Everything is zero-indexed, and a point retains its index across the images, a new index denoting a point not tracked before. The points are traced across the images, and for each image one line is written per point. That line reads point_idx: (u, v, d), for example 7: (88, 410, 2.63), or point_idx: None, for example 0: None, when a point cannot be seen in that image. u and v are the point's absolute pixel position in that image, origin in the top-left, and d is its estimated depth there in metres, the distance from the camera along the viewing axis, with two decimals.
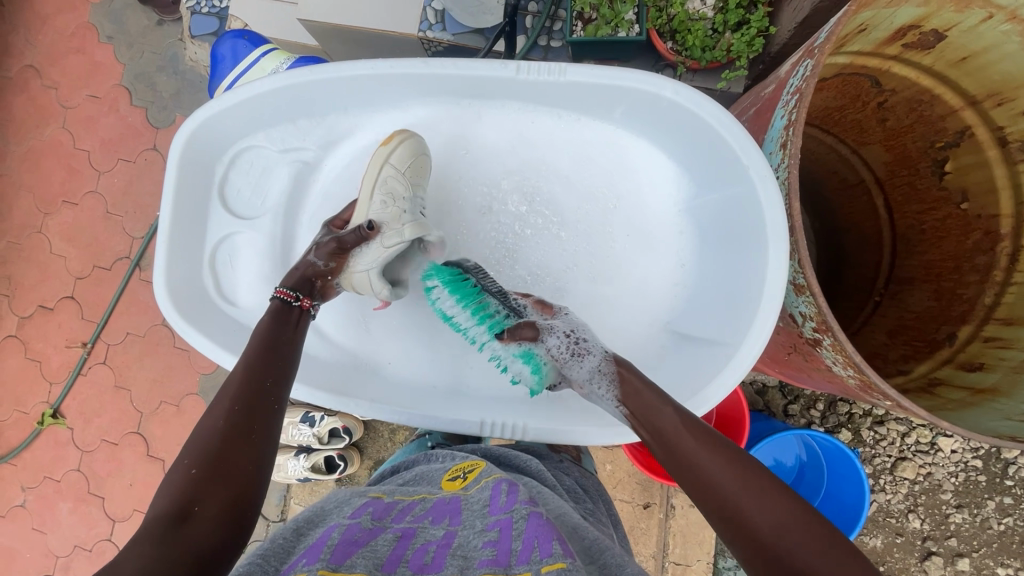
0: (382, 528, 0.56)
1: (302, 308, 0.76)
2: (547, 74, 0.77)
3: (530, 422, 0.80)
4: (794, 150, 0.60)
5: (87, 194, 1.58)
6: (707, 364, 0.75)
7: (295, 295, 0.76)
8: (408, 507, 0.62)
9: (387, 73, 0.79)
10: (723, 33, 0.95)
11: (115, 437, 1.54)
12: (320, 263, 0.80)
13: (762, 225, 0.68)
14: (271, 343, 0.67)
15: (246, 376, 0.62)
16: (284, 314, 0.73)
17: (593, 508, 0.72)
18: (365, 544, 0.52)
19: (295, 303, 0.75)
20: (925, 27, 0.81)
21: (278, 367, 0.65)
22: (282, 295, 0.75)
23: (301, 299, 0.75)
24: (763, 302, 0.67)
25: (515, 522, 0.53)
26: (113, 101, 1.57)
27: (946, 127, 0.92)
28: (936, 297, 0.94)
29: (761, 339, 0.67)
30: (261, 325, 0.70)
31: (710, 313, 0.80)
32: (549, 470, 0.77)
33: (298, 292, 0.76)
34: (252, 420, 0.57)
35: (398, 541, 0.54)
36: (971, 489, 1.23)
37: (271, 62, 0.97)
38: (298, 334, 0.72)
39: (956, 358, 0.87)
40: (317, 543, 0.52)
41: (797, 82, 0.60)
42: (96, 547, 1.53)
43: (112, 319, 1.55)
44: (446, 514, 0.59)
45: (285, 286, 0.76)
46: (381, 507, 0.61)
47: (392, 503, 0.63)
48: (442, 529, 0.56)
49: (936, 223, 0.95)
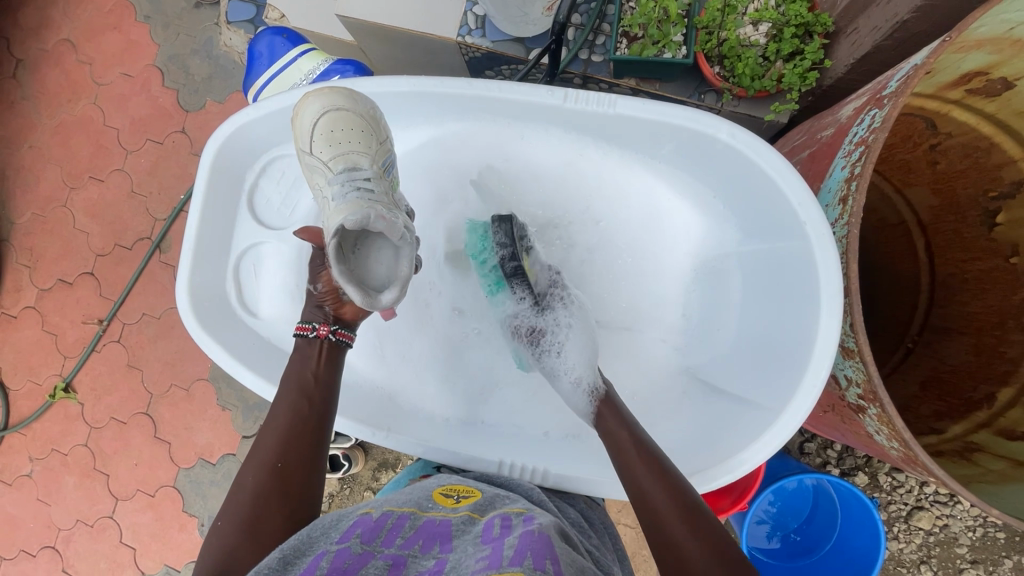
0: (372, 553, 0.53)
1: (320, 337, 0.77)
2: (595, 103, 0.74)
3: (552, 467, 0.77)
4: (855, 208, 0.57)
5: (114, 172, 1.58)
6: (744, 421, 0.73)
7: (311, 328, 0.77)
8: (397, 525, 0.59)
9: (430, 90, 0.76)
10: (774, 62, 0.91)
11: (124, 416, 1.55)
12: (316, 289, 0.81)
13: (815, 287, 0.65)
14: (301, 390, 0.72)
15: (280, 434, 0.68)
16: (308, 354, 0.77)
17: (600, 544, 0.65)
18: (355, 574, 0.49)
19: (313, 334, 0.77)
20: (993, 75, 0.76)
21: (306, 420, 0.70)
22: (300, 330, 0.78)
23: (317, 329, 0.77)
24: (811, 366, 0.65)
25: (507, 542, 0.51)
26: (145, 81, 1.57)
27: (1001, 177, 0.88)
28: (975, 352, 0.90)
29: (806, 403, 0.65)
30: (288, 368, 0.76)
31: (748, 366, 0.77)
32: (554, 502, 0.72)
33: (314, 323, 0.78)
34: (285, 485, 0.64)
35: (388, 570, 0.50)
36: (988, 545, 1.19)
37: (308, 63, 0.95)
38: (326, 374, 0.76)
39: (994, 423, 0.83)
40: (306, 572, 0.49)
41: (863, 134, 0.57)
42: (97, 523, 1.54)
43: (129, 299, 1.55)
44: (436, 540, 0.56)
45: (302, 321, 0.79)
46: (369, 526, 0.57)
47: (382, 517, 0.60)
48: (433, 557, 0.53)
49: (980, 274, 0.91)
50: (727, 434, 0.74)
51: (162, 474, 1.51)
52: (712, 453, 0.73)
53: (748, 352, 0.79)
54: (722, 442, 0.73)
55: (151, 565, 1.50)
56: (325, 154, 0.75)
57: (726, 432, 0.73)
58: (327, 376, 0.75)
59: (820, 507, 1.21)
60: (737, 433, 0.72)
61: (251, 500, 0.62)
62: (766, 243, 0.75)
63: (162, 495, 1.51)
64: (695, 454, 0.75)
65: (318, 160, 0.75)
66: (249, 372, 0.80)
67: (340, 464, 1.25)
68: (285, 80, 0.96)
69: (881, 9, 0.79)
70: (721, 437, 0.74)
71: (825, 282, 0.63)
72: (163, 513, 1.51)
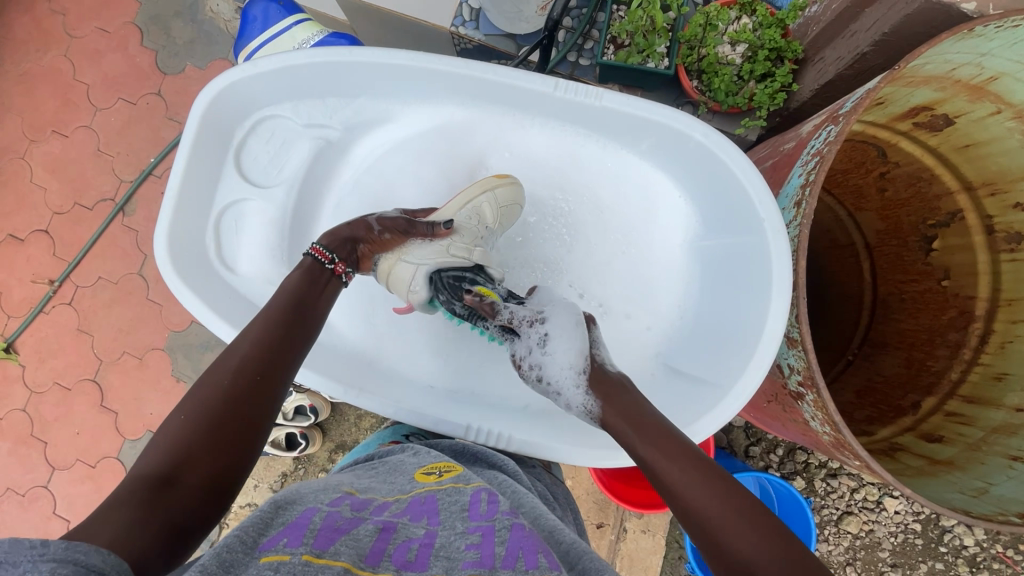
0: (362, 519, 0.54)
1: (335, 272, 0.75)
2: (582, 95, 0.78)
3: (516, 432, 0.81)
4: (808, 209, 0.63)
5: (80, 129, 1.53)
6: (695, 401, 0.78)
7: (329, 257, 0.75)
8: (384, 502, 0.60)
9: (429, 66, 0.79)
10: (747, 81, 0.99)
11: (69, 381, 1.48)
12: (376, 231, 0.81)
13: (769, 277, 0.70)
14: (293, 307, 0.68)
15: (259, 338, 0.63)
16: (312, 278, 0.73)
17: (563, 515, 0.69)
18: (347, 532, 0.50)
19: (329, 265, 0.75)
20: (937, 111, 0.85)
21: (291, 333, 0.66)
22: (317, 253, 0.74)
23: (336, 263, 0.75)
24: (758, 351, 0.70)
25: (498, 530, 0.52)
26: (122, 38, 1.53)
27: (939, 208, 0.96)
28: (906, 365, 0.97)
29: (750, 385, 0.70)
30: (288, 280, 0.72)
31: (706, 354, 0.82)
32: (524, 474, 0.75)
33: (333, 255, 0.75)
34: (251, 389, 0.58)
35: (379, 533, 0.52)
36: (907, 550, 1.28)
37: (302, 32, 0.96)
38: (321, 301, 0.72)
39: (918, 427, 0.90)
40: (298, 523, 0.49)
41: (819, 144, 0.63)
42: (30, 492, 1.47)
43: (85, 260, 1.49)
44: (423, 514, 0.57)
45: (321, 245, 0.76)
46: (358, 499, 0.58)
47: (367, 496, 0.60)
48: (421, 528, 0.54)
49: (916, 295, 0.99)
50: (676, 413, 0.79)
51: (106, 444, 1.46)
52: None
53: (703, 339, 0.84)
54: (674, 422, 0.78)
55: None
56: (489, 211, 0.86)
57: (679, 413, 0.78)
58: (318, 305, 0.71)
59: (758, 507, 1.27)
60: (689, 414, 0.76)
61: (219, 393, 0.57)
62: (727, 237, 0.81)
63: (103, 466, 1.45)
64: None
65: (478, 208, 0.86)
66: (225, 328, 0.80)
67: (298, 443, 1.24)
68: (278, 47, 0.96)
69: (845, 41, 0.86)
70: (671, 415, 0.79)
71: (777, 276, 0.69)
72: (103, 484, 1.45)
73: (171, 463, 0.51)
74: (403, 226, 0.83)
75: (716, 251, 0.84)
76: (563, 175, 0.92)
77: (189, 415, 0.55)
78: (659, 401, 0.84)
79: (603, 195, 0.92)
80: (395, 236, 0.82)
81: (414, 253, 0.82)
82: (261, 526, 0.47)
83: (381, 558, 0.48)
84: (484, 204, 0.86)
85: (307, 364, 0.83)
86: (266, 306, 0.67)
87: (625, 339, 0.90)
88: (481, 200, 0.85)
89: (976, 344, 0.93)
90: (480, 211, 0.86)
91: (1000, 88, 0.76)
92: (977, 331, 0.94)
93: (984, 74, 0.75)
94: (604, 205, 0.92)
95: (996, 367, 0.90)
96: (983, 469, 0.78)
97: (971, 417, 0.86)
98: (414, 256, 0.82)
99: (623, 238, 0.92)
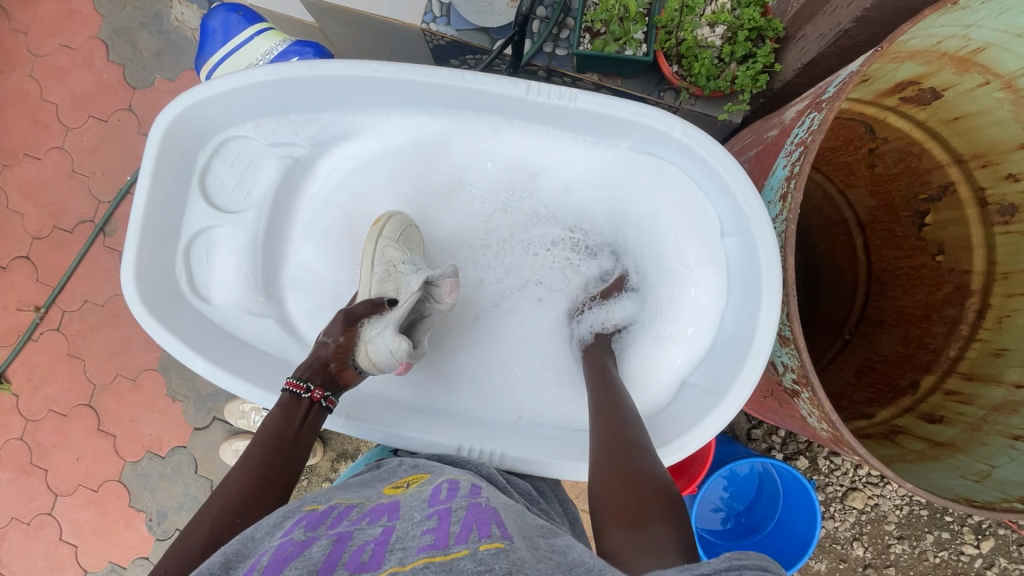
0: (317, 537, 0.52)
1: (313, 400, 0.76)
2: (556, 97, 0.75)
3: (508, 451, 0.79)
4: (794, 203, 0.61)
5: (52, 150, 1.49)
6: (691, 407, 0.76)
7: (305, 386, 0.76)
8: (344, 511, 0.58)
9: (393, 77, 0.76)
10: (728, 64, 0.95)
11: (63, 408, 1.47)
12: (331, 343, 0.80)
13: (759, 276, 0.68)
14: (279, 441, 0.70)
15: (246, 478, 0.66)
16: (291, 411, 0.74)
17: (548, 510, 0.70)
18: (298, 557, 0.48)
19: (306, 395, 0.76)
20: (924, 85, 0.82)
21: (275, 471, 0.68)
22: (293, 387, 0.76)
23: (311, 390, 0.76)
24: (751, 353, 0.68)
25: (454, 511, 0.52)
26: (88, 53, 1.48)
27: (931, 181, 0.94)
28: (903, 343, 0.96)
29: (745, 388, 0.69)
30: (268, 419, 0.73)
31: (699, 356, 0.80)
32: (510, 480, 0.75)
33: (309, 382, 0.77)
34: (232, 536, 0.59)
35: (333, 545, 0.50)
36: (913, 522, 1.29)
37: (265, 43, 0.93)
38: (302, 434, 0.73)
39: (917, 407, 0.89)
40: (246, 570, 0.47)
41: (803, 134, 0.60)
42: (35, 520, 1.46)
43: (68, 285, 1.46)
44: (384, 514, 0.56)
45: (296, 376, 0.77)
46: (314, 516, 0.56)
47: (328, 508, 0.58)
48: (380, 527, 0.54)
49: (911, 270, 0.97)
50: (674, 420, 0.77)
51: (106, 468, 1.45)
52: (658, 436, 0.76)
53: (699, 343, 0.82)
54: (666, 429, 0.76)
55: (94, 562, 1.44)
56: (393, 252, 0.88)
57: (673, 419, 0.77)
58: (300, 435, 0.73)
59: (764, 491, 1.27)
60: (683, 420, 0.75)
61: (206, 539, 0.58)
62: (712, 236, 0.79)
63: (106, 490, 1.44)
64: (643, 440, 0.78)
65: (388, 260, 0.87)
66: (200, 359, 0.79)
67: None
68: (241, 60, 0.93)
69: (826, 18, 0.83)
70: (666, 424, 0.77)
71: (766, 276, 0.67)
72: (107, 508, 1.44)
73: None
74: (346, 322, 0.81)
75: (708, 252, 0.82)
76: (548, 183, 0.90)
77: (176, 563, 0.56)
78: (656, 407, 0.82)
79: (592, 202, 0.89)
80: (349, 333, 0.81)
81: (370, 334, 0.80)
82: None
83: (334, 568, 0.46)
84: (388, 249, 0.87)
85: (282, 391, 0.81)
86: (253, 443, 0.70)
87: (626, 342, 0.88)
88: (382, 246, 0.87)
89: (973, 319, 0.92)
90: (390, 257, 0.88)
91: (988, 59, 0.74)
92: (974, 306, 0.92)
93: (970, 46, 0.72)
94: (583, 210, 0.90)
95: (995, 342, 0.88)
96: (985, 450, 0.77)
97: (970, 395, 0.86)
98: (370, 331, 0.81)
99: None
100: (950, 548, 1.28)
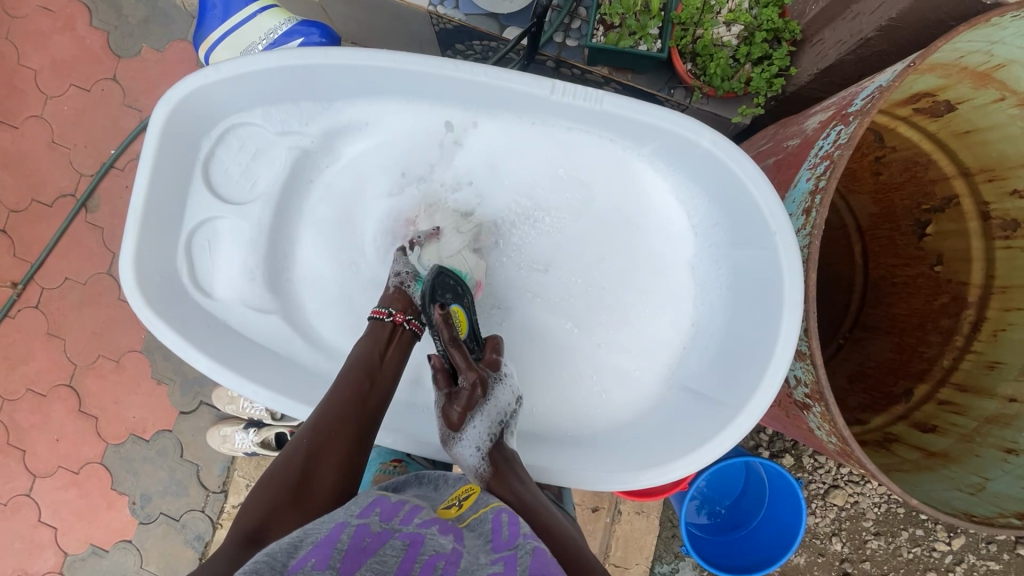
0: (391, 532, 0.53)
1: (395, 323, 0.78)
2: (581, 97, 0.74)
3: None
4: (819, 218, 0.62)
5: (30, 119, 1.41)
6: (705, 420, 0.76)
7: (387, 312, 0.78)
8: (413, 510, 0.59)
9: (411, 68, 0.74)
10: (743, 64, 0.94)
11: (42, 387, 1.42)
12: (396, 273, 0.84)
13: (781, 290, 0.69)
14: (367, 368, 0.73)
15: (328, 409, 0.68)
16: (378, 338, 0.77)
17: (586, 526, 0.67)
18: (374, 552, 0.49)
19: (388, 319, 0.78)
20: (939, 97, 0.82)
21: (357, 398, 0.70)
22: (376, 313, 0.78)
23: (393, 314, 0.78)
24: (770, 368, 0.69)
25: (520, 557, 0.50)
26: (70, 17, 1.40)
27: (935, 192, 0.94)
28: (897, 350, 0.97)
29: (763, 403, 0.70)
30: (355, 348, 0.76)
31: (716, 369, 0.80)
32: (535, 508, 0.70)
33: (390, 308, 0.79)
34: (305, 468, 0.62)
35: (406, 549, 0.51)
36: (890, 519, 1.32)
37: (269, 21, 0.88)
38: (386, 359, 0.76)
39: (911, 416, 0.90)
40: (326, 539, 0.49)
41: (829, 148, 0.62)
42: (12, 501, 1.42)
43: (49, 260, 1.41)
44: (450, 531, 0.56)
45: (380, 305, 0.80)
46: (387, 507, 0.58)
47: (398, 503, 0.60)
48: (449, 542, 0.54)
49: (908, 279, 0.98)
50: (685, 433, 0.77)
51: (88, 449, 1.41)
52: (672, 450, 0.76)
53: (714, 354, 0.81)
54: (679, 442, 0.77)
55: (74, 545, 1.41)
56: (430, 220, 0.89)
57: (690, 431, 0.77)
58: (385, 358, 0.76)
59: (748, 488, 1.30)
60: (700, 432, 0.75)
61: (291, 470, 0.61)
62: (737, 248, 0.78)
63: (87, 472, 1.41)
64: (657, 451, 0.78)
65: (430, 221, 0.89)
66: (201, 356, 0.77)
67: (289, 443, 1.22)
68: (243, 39, 0.89)
69: (846, 23, 0.83)
70: (679, 436, 0.77)
71: (788, 291, 0.67)
72: (88, 490, 1.41)
73: (254, 522, 0.56)
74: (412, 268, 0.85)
75: (726, 262, 0.81)
76: (558, 186, 0.87)
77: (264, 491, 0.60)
78: (668, 420, 0.81)
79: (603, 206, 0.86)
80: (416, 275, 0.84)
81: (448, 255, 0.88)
82: (289, 549, 0.47)
83: None
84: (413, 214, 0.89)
85: (284, 391, 0.80)
86: (342, 368, 0.73)
87: (636, 362, 0.85)
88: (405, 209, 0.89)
89: (968, 331, 0.93)
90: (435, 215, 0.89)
91: (1006, 75, 0.73)
92: (969, 318, 0.94)
93: (992, 61, 0.72)
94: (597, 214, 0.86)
95: (989, 355, 0.90)
96: (978, 462, 0.80)
97: (963, 406, 0.88)
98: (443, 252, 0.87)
99: (622, 250, 0.86)
100: (922, 544, 1.33)
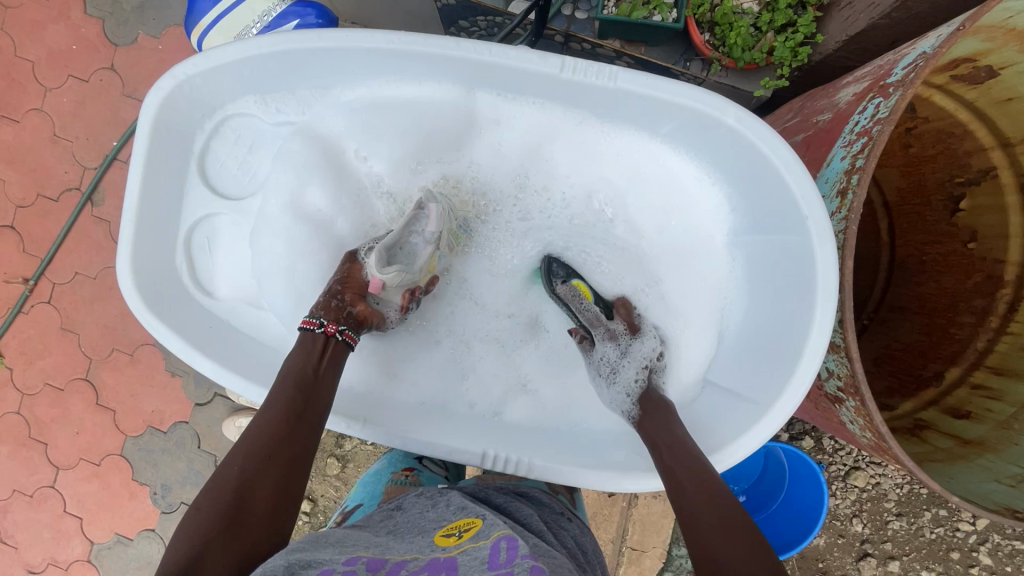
0: None
1: (327, 334, 0.73)
2: (595, 75, 0.69)
3: (537, 460, 0.75)
4: (857, 199, 0.58)
5: (31, 112, 1.39)
6: (732, 416, 0.74)
7: (318, 323, 0.74)
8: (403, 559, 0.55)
9: (413, 48, 0.69)
10: (765, 33, 0.88)
11: (60, 382, 1.43)
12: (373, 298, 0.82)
13: (814, 278, 0.65)
14: (302, 383, 0.68)
15: (265, 432, 0.63)
16: (308, 350, 0.72)
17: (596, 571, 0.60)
18: None
19: (320, 330, 0.73)
20: (980, 62, 0.76)
21: (293, 417, 0.65)
22: (306, 323, 0.73)
23: (325, 325, 0.73)
24: (802, 361, 0.66)
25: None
26: (64, 5, 1.37)
27: (970, 164, 0.89)
28: (926, 331, 0.93)
29: (794, 397, 0.66)
30: (287, 362, 0.72)
31: (742, 361, 0.77)
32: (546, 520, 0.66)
33: (322, 319, 0.74)
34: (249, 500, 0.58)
35: None
36: (912, 500, 1.29)
37: (261, 3, 0.85)
38: (323, 372, 0.71)
39: (943, 400, 0.87)
40: None
41: (867, 123, 0.58)
42: (38, 493, 1.45)
43: (58, 256, 1.40)
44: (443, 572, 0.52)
45: (309, 315, 0.75)
46: (376, 560, 0.53)
47: (387, 552, 0.55)
48: None
49: (939, 257, 0.93)
50: (709, 428, 0.75)
51: (107, 442, 1.42)
52: (696, 444, 0.74)
53: (737, 343, 0.79)
54: (705, 437, 0.74)
55: (100, 534, 1.43)
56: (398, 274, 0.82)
57: (717, 426, 0.74)
58: (324, 371, 0.71)
59: (768, 471, 1.27)
60: (726, 428, 0.73)
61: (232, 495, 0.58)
62: (763, 234, 0.74)
63: (108, 464, 1.43)
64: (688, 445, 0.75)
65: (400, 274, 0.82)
66: (203, 359, 0.75)
67: None
68: (236, 24, 0.85)
69: None
70: (707, 430, 0.75)
71: (822, 279, 0.64)
72: (110, 482, 1.43)
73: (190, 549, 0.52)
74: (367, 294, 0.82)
75: (748, 247, 0.78)
76: (583, 163, 0.84)
77: (201, 519, 0.55)
78: (692, 415, 0.79)
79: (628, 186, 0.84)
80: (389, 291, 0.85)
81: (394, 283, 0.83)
82: None
83: None
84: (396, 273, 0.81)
85: None
86: (277, 384, 0.69)
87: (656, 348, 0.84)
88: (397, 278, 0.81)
89: (1004, 311, 0.88)
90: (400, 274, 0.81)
91: None
92: (1006, 297, 0.89)
93: None
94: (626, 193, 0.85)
95: None
96: (1016, 451, 0.77)
97: (1000, 390, 0.84)
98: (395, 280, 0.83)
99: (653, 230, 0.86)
100: (946, 524, 1.29)
